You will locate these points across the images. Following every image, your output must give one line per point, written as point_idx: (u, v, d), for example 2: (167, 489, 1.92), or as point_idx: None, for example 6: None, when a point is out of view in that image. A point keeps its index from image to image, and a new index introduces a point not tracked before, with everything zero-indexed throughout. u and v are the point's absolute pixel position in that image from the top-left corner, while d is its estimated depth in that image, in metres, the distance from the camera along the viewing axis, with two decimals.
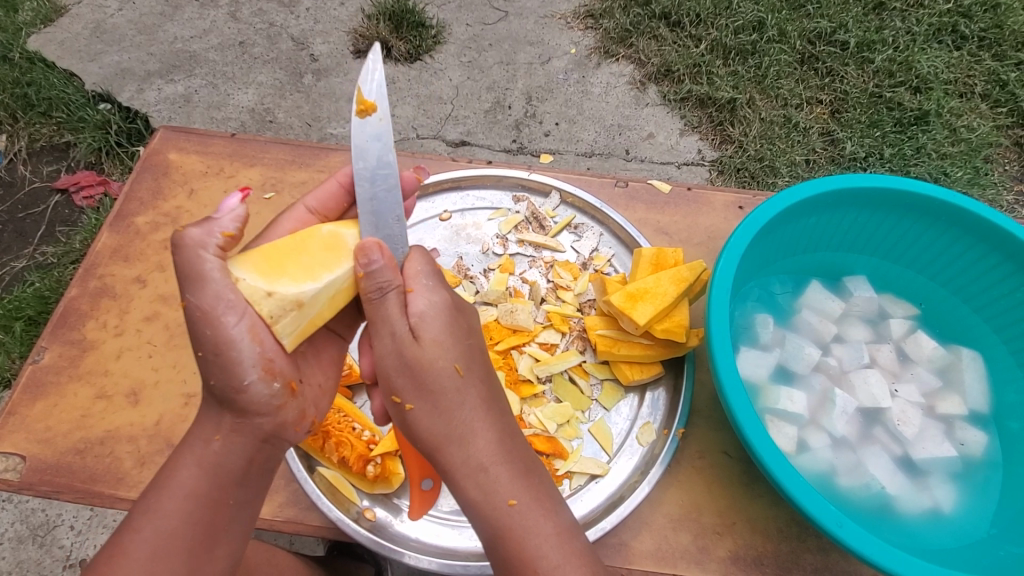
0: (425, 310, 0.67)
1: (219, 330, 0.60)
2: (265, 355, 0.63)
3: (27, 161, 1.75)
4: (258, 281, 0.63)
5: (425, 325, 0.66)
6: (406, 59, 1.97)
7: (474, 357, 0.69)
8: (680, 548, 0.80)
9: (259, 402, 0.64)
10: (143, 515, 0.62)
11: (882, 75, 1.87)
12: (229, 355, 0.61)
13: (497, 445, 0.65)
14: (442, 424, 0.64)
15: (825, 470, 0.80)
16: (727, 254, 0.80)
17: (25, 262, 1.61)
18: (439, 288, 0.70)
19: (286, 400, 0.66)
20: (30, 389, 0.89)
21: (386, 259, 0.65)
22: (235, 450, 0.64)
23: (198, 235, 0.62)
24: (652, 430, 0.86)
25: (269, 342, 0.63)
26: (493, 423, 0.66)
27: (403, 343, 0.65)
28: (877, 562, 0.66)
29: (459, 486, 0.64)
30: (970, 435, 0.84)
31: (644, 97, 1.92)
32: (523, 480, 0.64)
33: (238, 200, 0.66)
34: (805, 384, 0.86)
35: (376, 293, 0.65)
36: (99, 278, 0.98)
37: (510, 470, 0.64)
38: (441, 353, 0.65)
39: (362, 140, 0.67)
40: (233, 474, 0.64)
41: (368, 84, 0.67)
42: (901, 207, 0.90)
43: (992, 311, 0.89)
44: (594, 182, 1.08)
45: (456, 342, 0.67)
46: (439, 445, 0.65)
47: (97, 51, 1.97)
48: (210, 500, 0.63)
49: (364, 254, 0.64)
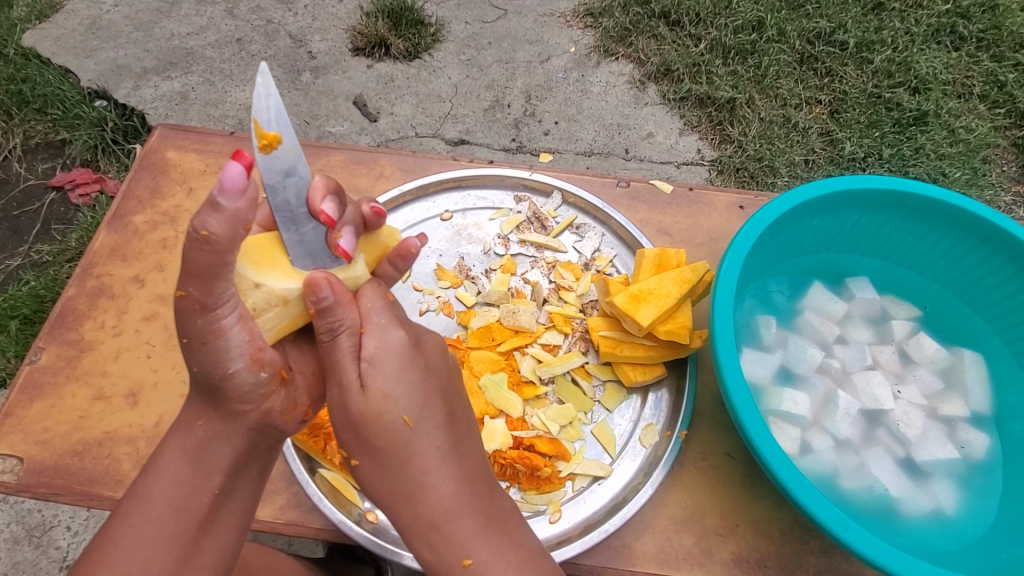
0: (377, 353, 0.60)
1: (211, 322, 0.59)
2: (254, 345, 0.62)
3: (22, 158, 1.73)
4: (247, 270, 0.61)
5: (375, 371, 0.59)
6: (405, 57, 1.96)
7: (433, 403, 0.62)
8: (684, 550, 0.80)
9: (244, 389, 0.62)
10: (132, 501, 0.63)
11: (881, 75, 1.87)
12: (217, 343, 0.60)
13: (453, 501, 0.60)
14: (388, 480, 0.61)
15: (827, 472, 0.80)
16: (730, 255, 0.80)
17: (20, 261, 1.60)
18: (396, 325, 0.62)
19: (274, 387, 0.65)
20: (28, 390, 0.88)
21: (337, 294, 0.59)
22: (218, 433, 0.63)
23: (229, 234, 0.54)
24: (655, 432, 0.85)
25: (259, 334, 0.63)
26: (453, 472, 0.61)
27: (350, 396, 0.59)
28: (883, 565, 0.66)
29: (414, 548, 0.61)
30: (972, 436, 0.84)
31: (643, 96, 1.91)
32: (482, 536, 0.60)
33: (242, 171, 0.52)
34: (808, 385, 0.86)
35: (327, 334, 0.60)
36: (96, 278, 0.97)
37: (468, 525, 0.60)
38: (389, 405, 0.59)
39: (275, 180, 0.58)
40: (220, 462, 0.64)
41: (264, 112, 0.55)
42: (904, 208, 0.90)
43: (994, 312, 0.89)
44: (595, 182, 1.08)
45: (410, 388, 0.60)
46: (392, 497, 0.61)
47: (93, 47, 1.96)
48: (191, 487, 0.63)
49: (312, 291, 0.58)
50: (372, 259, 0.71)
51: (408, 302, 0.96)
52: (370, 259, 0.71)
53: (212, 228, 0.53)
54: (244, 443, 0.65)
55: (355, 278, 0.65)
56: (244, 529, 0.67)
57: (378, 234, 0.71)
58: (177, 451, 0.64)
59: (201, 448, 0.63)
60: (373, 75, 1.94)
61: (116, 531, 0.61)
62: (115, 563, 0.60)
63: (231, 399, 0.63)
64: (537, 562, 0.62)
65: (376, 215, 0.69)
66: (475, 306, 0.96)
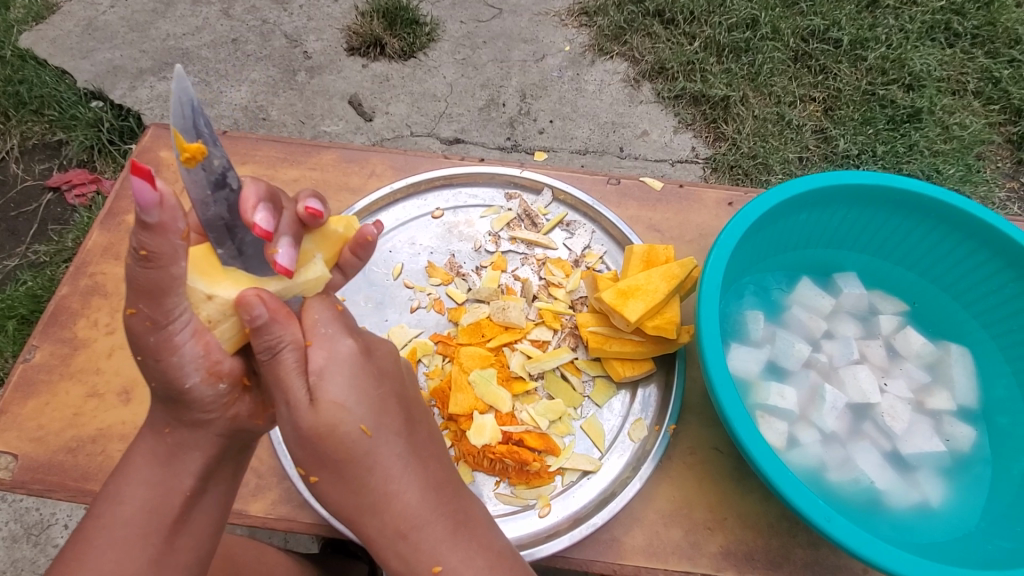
0: (325, 364, 0.60)
1: (163, 337, 0.59)
2: (210, 358, 0.62)
3: (19, 159, 1.74)
4: (198, 282, 0.60)
5: (325, 383, 0.59)
6: (400, 56, 1.97)
7: (388, 409, 0.63)
8: (672, 544, 0.80)
9: (204, 401, 0.63)
10: (104, 503, 0.64)
11: (874, 73, 1.88)
12: (170, 360, 0.60)
13: (418, 506, 0.61)
14: (350, 494, 0.62)
15: (814, 466, 0.80)
16: (716, 251, 0.81)
17: (18, 262, 1.61)
18: (342, 334, 0.63)
19: (237, 395, 0.66)
20: (22, 388, 0.89)
21: (272, 309, 0.59)
22: (187, 441, 0.64)
23: (169, 250, 0.55)
24: (644, 426, 0.86)
25: (215, 347, 0.63)
26: (417, 477, 0.63)
27: (299, 415, 0.59)
28: (867, 557, 0.67)
29: (382, 556, 0.63)
30: (958, 430, 0.85)
31: (638, 95, 1.92)
32: (452, 541, 0.62)
33: (148, 186, 0.51)
34: (794, 380, 0.87)
35: (266, 352, 0.59)
36: (90, 276, 0.98)
37: (435, 531, 0.61)
38: (343, 416, 0.59)
39: (202, 194, 0.61)
40: (191, 466, 0.65)
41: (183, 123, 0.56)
42: (891, 204, 0.90)
43: (981, 306, 0.89)
44: (586, 179, 1.08)
45: (361, 396, 0.61)
46: (357, 511, 0.62)
47: (89, 48, 1.96)
48: (163, 488, 0.64)
49: (246, 310, 0.58)
50: (333, 253, 0.71)
51: (399, 299, 0.97)
52: (332, 252, 0.71)
53: (149, 247, 0.54)
54: (215, 449, 0.66)
55: (317, 279, 0.66)
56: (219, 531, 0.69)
57: (336, 228, 0.71)
58: (150, 456, 0.65)
59: (172, 452, 0.64)
60: (368, 75, 1.94)
61: (106, 531, 0.61)
62: (88, 563, 0.61)
63: (194, 408, 0.63)
64: (508, 566, 0.64)
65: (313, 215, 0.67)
66: (466, 303, 0.96)
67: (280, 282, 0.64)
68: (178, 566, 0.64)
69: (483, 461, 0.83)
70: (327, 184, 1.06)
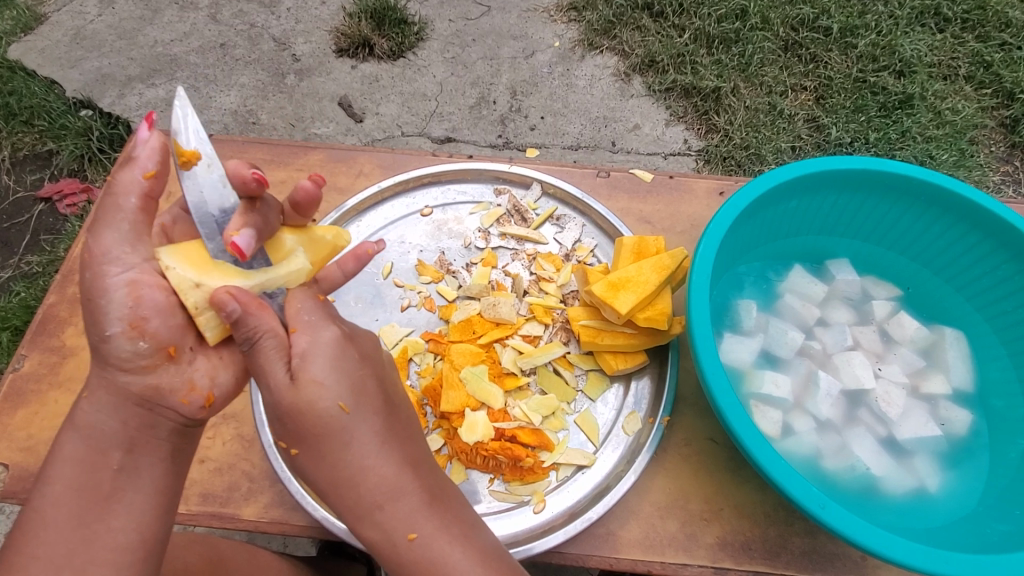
0: (308, 348, 0.59)
1: (98, 278, 0.59)
2: (136, 312, 0.59)
3: (10, 171, 1.73)
4: (187, 270, 0.60)
5: (307, 364, 0.59)
6: (389, 56, 1.96)
7: (369, 389, 0.63)
8: (668, 536, 0.80)
9: (122, 356, 0.59)
10: (37, 488, 0.62)
11: (865, 60, 1.87)
12: (98, 303, 0.59)
13: (394, 479, 0.62)
14: (325, 471, 0.61)
15: (809, 454, 0.80)
16: (706, 240, 0.80)
17: (11, 273, 1.60)
18: (326, 323, 0.62)
19: (160, 362, 0.61)
20: (12, 398, 0.89)
21: (244, 303, 0.57)
22: (104, 407, 0.61)
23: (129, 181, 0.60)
24: (638, 419, 0.86)
25: (146, 302, 0.60)
26: (394, 454, 0.63)
27: (280, 392, 0.58)
28: (863, 544, 0.66)
29: (357, 526, 0.63)
30: (954, 414, 0.84)
31: (629, 89, 1.91)
32: (429, 510, 0.62)
33: (249, 242, 0.60)
34: (788, 368, 0.86)
35: (246, 343, 0.58)
36: (77, 284, 0.97)
37: (411, 502, 0.62)
38: (321, 393, 0.59)
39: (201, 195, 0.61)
40: (112, 435, 0.61)
41: (183, 133, 0.59)
42: (881, 189, 0.89)
43: (975, 289, 0.89)
44: (575, 173, 1.08)
45: (342, 376, 0.60)
46: (330, 487, 0.62)
47: (77, 58, 1.96)
48: (88, 463, 0.61)
49: (219, 307, 0.56)
50: (319, 259, 0.71)
51: (390, 298, 0.96)
52: (317, 259, 0.71)
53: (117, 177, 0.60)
54: (136, 417, 0.62)
55: (300, 269, 0.66)
56: (169, 514, 0.64)
57: (324, 235, 0.71)
58: (71, 430, 0.62)
59: (89, 424, 0.61)
60: (358, 76, 1.94)
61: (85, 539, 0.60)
62: (25, 548, 0.59)
63: (115, 365, 0.60)
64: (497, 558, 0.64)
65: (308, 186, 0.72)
66: (456, 300, 0.96)
67: (263, 274, 0.63)
68: (110, 546, 0.59)
69: (477, 458, 0.82)
70: None
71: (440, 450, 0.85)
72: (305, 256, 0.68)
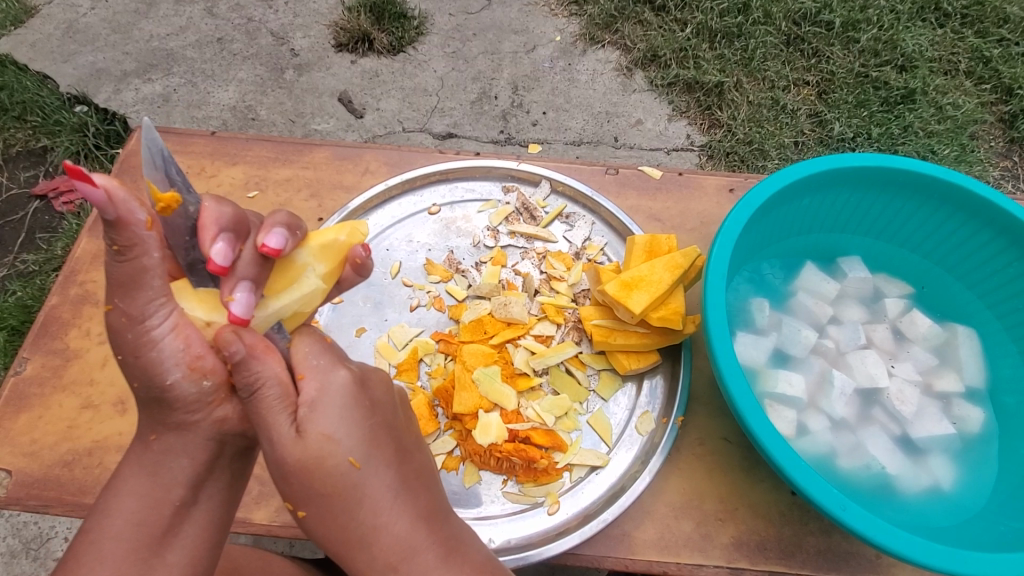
0: (316, 397, 0.59)
1: (141, 333, 0.55)
2: (190, 352, 0.57)
3: (4, 168, 1.70)
4: (195, 310, 0.59)
5: (315, 416, 0.58)
6: (389, 51, 1.94)
7: (380, 436, 0.61)
8: (683, 537, 0.79)
9: (188, 399, 0.57)
10: (92, 515, 0.58)
11: (868, 55, 1.86)
12: (150, 356, 0.56)
13: (411, 535, 0.59)
14: (337, 530, 0.59)
15: (825, 453, 0.79)
16: (722, 238, 0.79)
17: (7, 272, 1.57)
18: (334, 366, 0.61)
19: (224, 396, 0.59)
20: (14, 402, 0.87)
21: (249, 346, 0.56)
22: (173, 443, 0.59)
23: (142, 241, 0.53)
24: (652, 419, 0.85)
25: (196, 340, 0.57)
26: (408, 507, 0.60)
27: (285, 448, 0.56)
28: (882, 545, 0.65)
29: None
30: (967, 411, 0.84)
31: (631, 83, 1.90)
32: (446, 568, 0.59)
33: (243, 308, 0.59)
34: (802, 367, 0.86)
35: (247, 390, 0.56)
36: (79, 285, 0.96)
37: (427, 560, 0.59)
38: (332, 448, 0.57)
39: (183, 241, 0.60)
40: (173, 468, 0.59)
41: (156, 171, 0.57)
42: (896, 186, 0.89)
43: (987, 286, 0.88)
44: (584, 170, 1.07)
45: (352, 428, 0.59)
46: (344, 547, 0.59)
47: (71, 52, 1.93)
48: (148, 493, 0.58)
49: (224, 346, 0.54)
50: (336, 264, 0.67)
51: (398, 298, 0.95)
52: (333, 265, 0.67)
53: (121, 240, 0.52)
54: (204, 455, 0.60)
55: (313, 291, 0.65)
56: (215, 548, 0.62)
57: (337, 237, 0.67)
58: (124, 459, 0.59)
59: (158, 461, 0.58)
60: (357, 70, 1.92)
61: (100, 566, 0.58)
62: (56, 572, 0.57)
63: (177, 409, 0.57)
64: None
65: (271, 255, 0.61)
66: (466, 299, 0.95)
67: (274, 304, 0.63)
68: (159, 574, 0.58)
69: (490, 460, 0.82)
70: (320, 182, 1.04)
71: (453, 452, 0.84)
72: (316, 271, 0.66)
